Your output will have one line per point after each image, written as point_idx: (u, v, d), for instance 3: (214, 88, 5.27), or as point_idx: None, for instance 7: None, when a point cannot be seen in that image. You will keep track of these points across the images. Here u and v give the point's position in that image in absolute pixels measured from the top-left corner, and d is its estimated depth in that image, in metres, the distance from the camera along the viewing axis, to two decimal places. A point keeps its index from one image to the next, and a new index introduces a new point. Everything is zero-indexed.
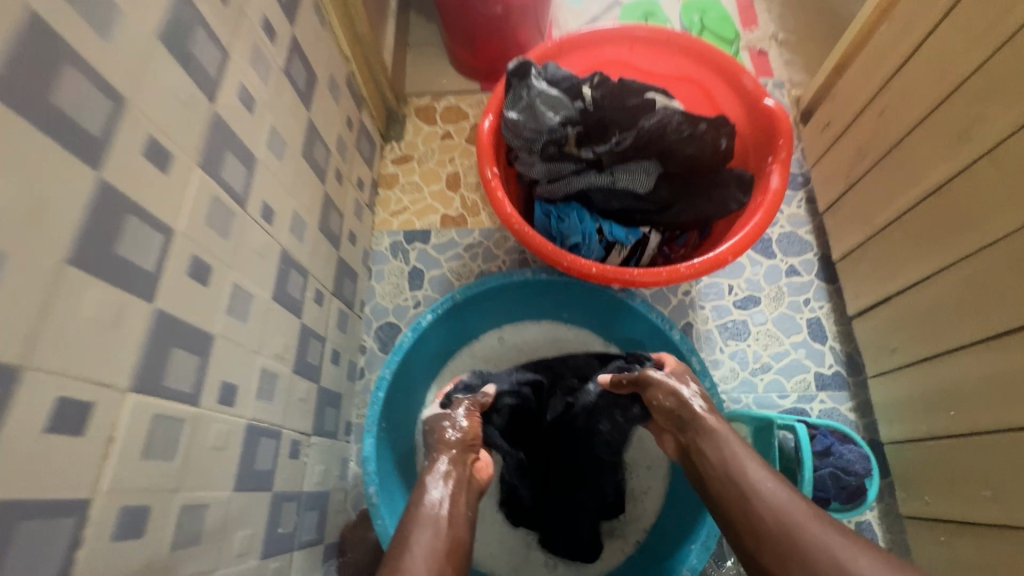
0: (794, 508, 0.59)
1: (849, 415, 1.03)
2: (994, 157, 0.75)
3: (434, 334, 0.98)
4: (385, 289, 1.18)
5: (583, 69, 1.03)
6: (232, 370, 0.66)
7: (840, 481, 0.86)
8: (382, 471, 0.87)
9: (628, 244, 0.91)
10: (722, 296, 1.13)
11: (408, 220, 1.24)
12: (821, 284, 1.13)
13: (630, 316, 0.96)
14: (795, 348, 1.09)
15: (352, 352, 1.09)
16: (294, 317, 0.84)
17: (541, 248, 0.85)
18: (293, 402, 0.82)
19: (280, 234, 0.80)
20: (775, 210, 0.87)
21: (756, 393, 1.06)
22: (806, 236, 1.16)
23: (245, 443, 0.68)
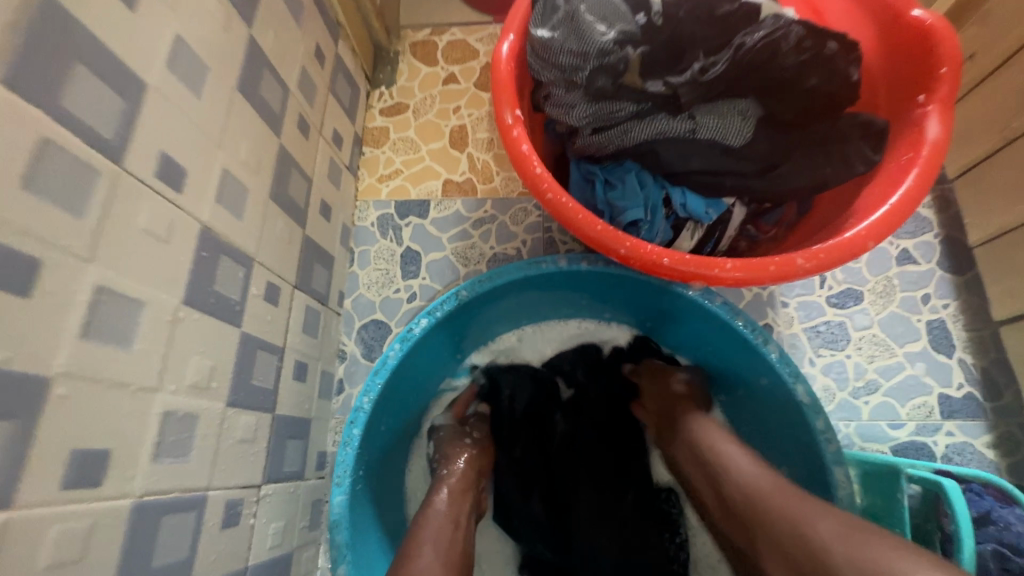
0: (764, 485, 0.52)
1: (986, 454, 0.77)
2: None
3: (430, 345, 0.70)
4: (370, 277, 0.92)
5: None
6: (99, 428, 0.41)
7: (1006, 563, 0.61)
8: (358, 538, 0.63)
9: (706, 223, 0.65)
10: (811, 291, 0.86)
11: (401, 188, 0.97)
12: (946, 275, 0.85)
13: (701, 321, 0.68)
14: (911, 361, 0.82)
15: (327, 360, 0.84)
16: (229, 326, 0.58)
17: (588, 226, 0.57)
18: (227, 447, 0.57)
19: (200, 206, 0.54)
20: (934, 172, 0.58)
21: (859, 421, 0.80)
22: (924, 210, 0.87)
23: (130, 536, 0.44)
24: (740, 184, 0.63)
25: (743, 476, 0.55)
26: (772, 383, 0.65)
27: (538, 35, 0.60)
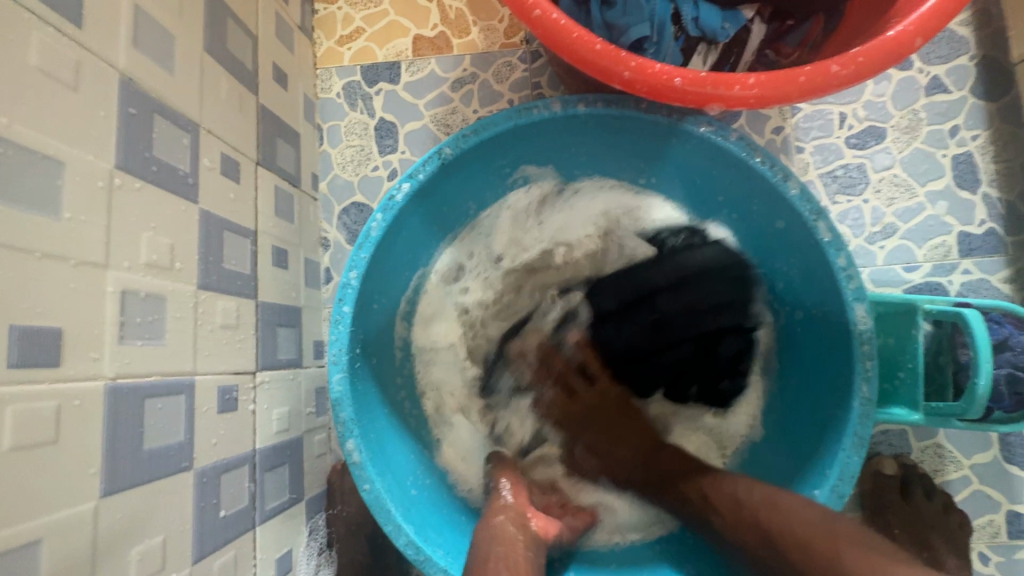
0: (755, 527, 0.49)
1: (1002, 288, 0.74)
2: None
3: (417, 214, 0.64)
4: (344, 156, 0.83)
5: None
6: (37, 303, 0.36)
7: (1018, 386, 0.61)
8: (364, 414, 0.61)
9: (722, 40, 0.56)
10: (829, 131, 0.78)
11: (366, 51, 0.84)
12: (978, 102, 0.77)
13: (714, 168, 0.62)
14: (932, 201, 0.76)
15: (309, 247, 0.78)
16: (183, 200, 0.51)
17: (584, 46, 0.49)
18: (209, 332, 0.53)
19: (111, 49, 0.44)
20: None
21: (873, 267, 0.77)
22: (962, 28, 0.77)
23: (110, 416, 0.40)
24: None
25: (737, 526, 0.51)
26: (790, 224, 0.60)
27: None
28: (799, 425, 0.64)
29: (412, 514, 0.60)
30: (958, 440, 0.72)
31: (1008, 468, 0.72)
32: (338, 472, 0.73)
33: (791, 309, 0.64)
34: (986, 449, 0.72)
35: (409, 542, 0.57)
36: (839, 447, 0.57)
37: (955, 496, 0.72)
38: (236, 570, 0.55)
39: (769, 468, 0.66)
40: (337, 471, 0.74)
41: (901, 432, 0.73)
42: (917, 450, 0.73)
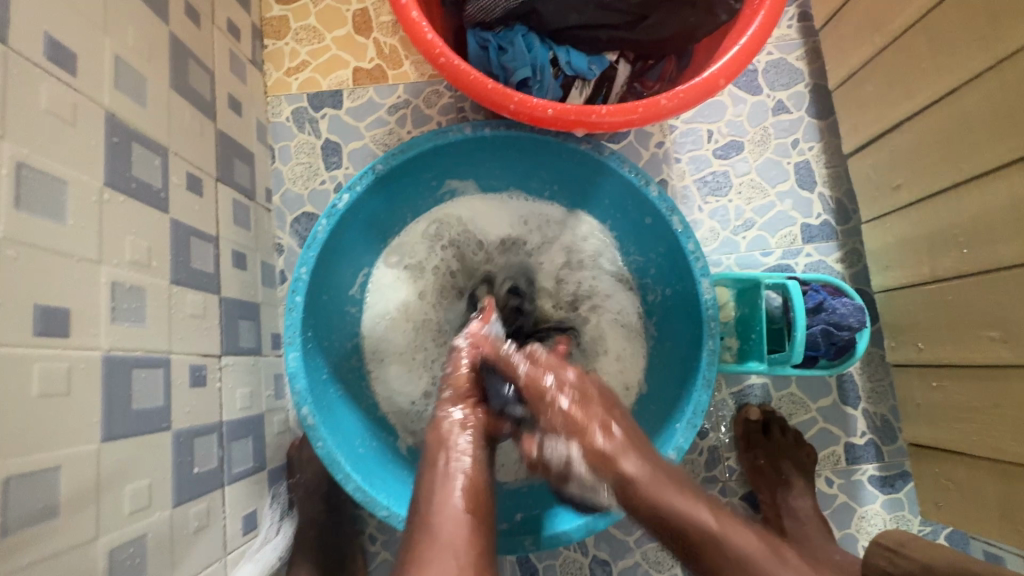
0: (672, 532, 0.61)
1: (835, 267, 0.94)
2: None
3: (358, 217, 0.77)
4: (295, 172, 0.95)
5: None
6: (54, 289, 0.47)
7: (831, 338, 0.78)
8: (315, 387, 0.73)
9: (592, 79, 0.72)
10: (700, 146, 0.96)
11: (312, 80, 0.97)
12: (812, 120, 0.96)
13: (600, 177, 0.78)
14: (781, 199, 0.95)
15: (265, 252, 0.89)
16: (157, 211, 0.62)
17: (476, 84, 0.63)
18: (180, 320, 0.64)
19: (98, 91, 0.56)
20: (779, 13, 0.66)
21: (738, 253, 0.95)
22: (797, 62, 0.97)
23: (107, 379, 0.51)
24: (615, 36, 0.70)
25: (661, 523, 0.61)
26: (655, 220, 0.76)
27: None
28: (674, 380, 0.79)
29: (360, 467, 0.72)
30: (806, 389, 0.90)
31: (845, 409, 0.90)
32: (296, 445, 0.84)
33: (664, 288, 0.81)
34: (827, 395, 0.90)
35: (357, 486, 0.69)
36: (694, 389, 0.73)
37: (805, 433, 0.90)
38: (209, 520, 0.65)
39: (654, 422, 0.80)
40: (296, 445, 0.85)
41: (763, 386, 0.91)
42: (775, 399, 0.91)
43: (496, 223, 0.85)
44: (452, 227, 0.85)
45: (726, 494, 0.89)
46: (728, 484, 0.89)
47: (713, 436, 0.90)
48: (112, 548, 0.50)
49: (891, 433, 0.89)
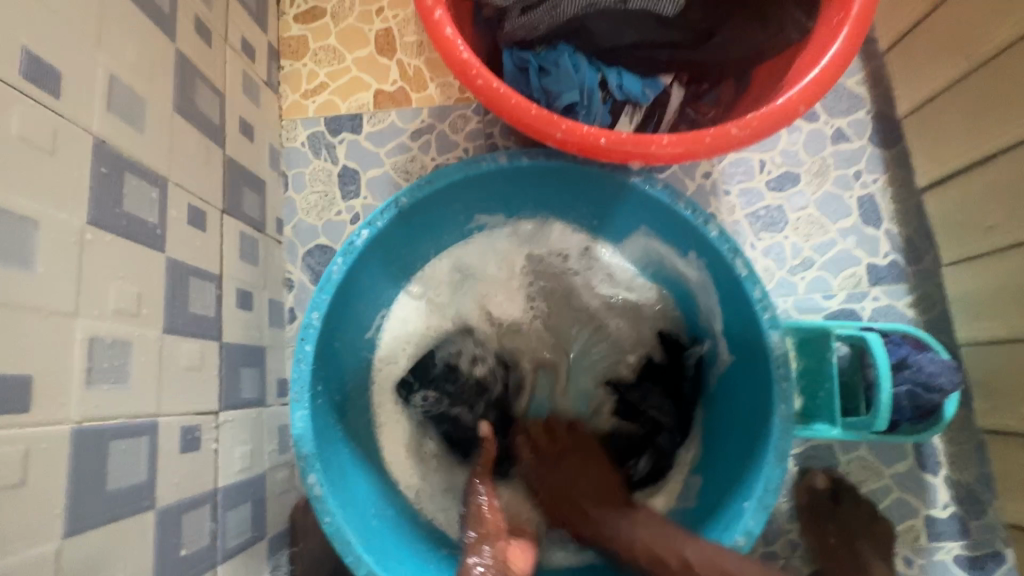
0: None
1: (907, 312, 0.83)
2: None
3: (377, 256, 0.69)
4: (308, 202, 0.87)
5: None
6: (12, 352, 0.39)
7: (917, 401, 0.68)
8: (325, 450, 0.64)
9: (644, 103, 0.64)
10: (751, 176, 0.87)
11: (329, 103, 0.90)
12: (876, 150, 0.87)
13: (646, 211, 0.69)
14: (843, 236, 0.86)
15: (273, 288, 0.81)
16: (151, 250, 0.54)
17: (519, 112, 0.55)
18: (172, 375, 0.55)
19: (86, 114, 0.48)
20: (865, 30, 0.57)
21: (796, 296, 0.85)
22: (858, 86, 0.88)
23: (74, 460, 0.42)
24: (675, 57, 0.62)
25: None
26: (712, 262, 0.67)
27: None
28: (735, 446, 0.69)
29: (373, 546, 0.62)
30: (879, 453, 0.79)
31: (923, 476, 0.79)
32: (301, 509, 0.75)
33: (723, 337, 0.71)
34: (903, 460, 0.79)
35: (369, 571, 0.60)
36: (763, 461, 0.63)
37: (878, 504, 0.79)
38: None
39: (714, 497, 0.69)
40: (300, 508, 0.75)
41: (829, 448, 0.80)
42: (843, 463, 0.79)
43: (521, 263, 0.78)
44: (477, 265, 0.78)
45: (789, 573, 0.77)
46: (790, 561, 0.78)
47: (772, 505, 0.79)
48: None
49: (979, 507, 0.77)
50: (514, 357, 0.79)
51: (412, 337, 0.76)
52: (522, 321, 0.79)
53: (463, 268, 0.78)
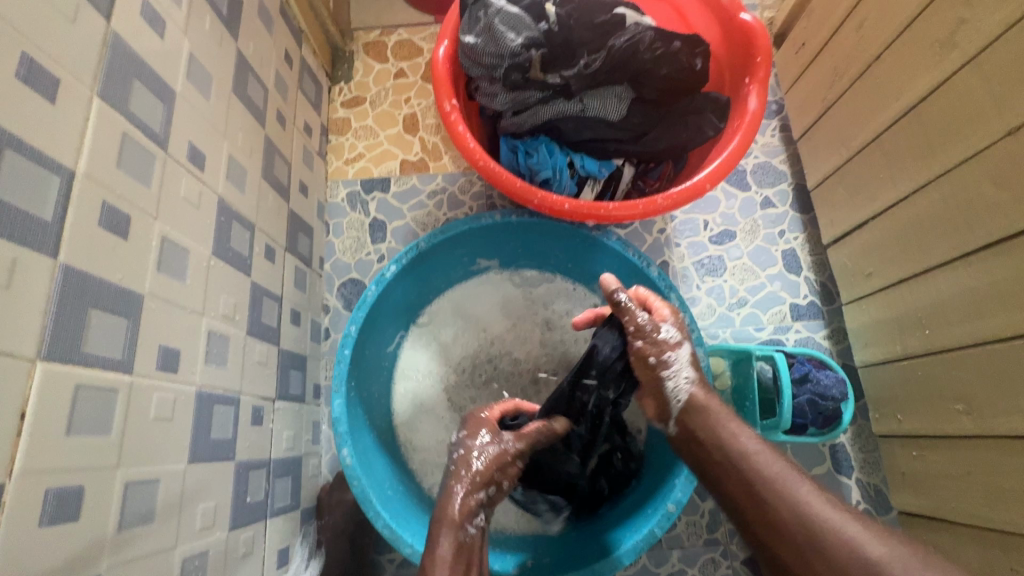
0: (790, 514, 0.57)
1: (822, 343, 1.03)
2: (963, 73, 0.71)
3: (399, 286, 0.91)
4: (345, 244, 1.10)
5: (661, 19, 0.97)
6: (172, 334, 0.60)
7: (817, 407, 0.87)
8: (354, 431, 0.82)
9: (601, 178, 0.86)
10: (697, 233, 1.10)
11: (365, 169, 1.15)
12: (795, 214, 1.10)
13: (604, 256, 0.92)
14: (771, 280, 1.07)
15: (314, 311, 1.02)
16: (243, 274, 0.76)
17: (507, 184, 0.79)
18: (250, 366, 0.76)
19: (215, 182, 0.71)
20: (754, 134, 0.81)
21: (733, 327, 1.06)
22: (780, 165, 1.12)
23: (196, 412, 0.62)
24: (621, 148, 0.85)
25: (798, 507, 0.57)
26: (652, 295, 0.89)
27: (466, 41, 0.80)
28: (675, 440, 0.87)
29: (388, 508, 0.80)
30: (802, 457, 0.96)
31: (839, 478, 0.95)
32: (326, 490, 0.93)
33: None
34: (821, 463, 0.96)
35: (384, 525, 0.77)
36: None
37: None
38: (253, 547, 0.73)
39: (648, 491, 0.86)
40: (326, 489, 0.93)
41: None
42: None
43: (512, 298, 1.01)
44: (477, 300, 1.01)
45: (728, 557, 0.93)
46: (729, 547, 0.93)
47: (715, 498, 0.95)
48: (184, 558, 0.59)
49: (885, 504, 0.93)
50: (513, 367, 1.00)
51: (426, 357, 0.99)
52: (517, 348, 1.00)
53: (472, 304, 1.00)
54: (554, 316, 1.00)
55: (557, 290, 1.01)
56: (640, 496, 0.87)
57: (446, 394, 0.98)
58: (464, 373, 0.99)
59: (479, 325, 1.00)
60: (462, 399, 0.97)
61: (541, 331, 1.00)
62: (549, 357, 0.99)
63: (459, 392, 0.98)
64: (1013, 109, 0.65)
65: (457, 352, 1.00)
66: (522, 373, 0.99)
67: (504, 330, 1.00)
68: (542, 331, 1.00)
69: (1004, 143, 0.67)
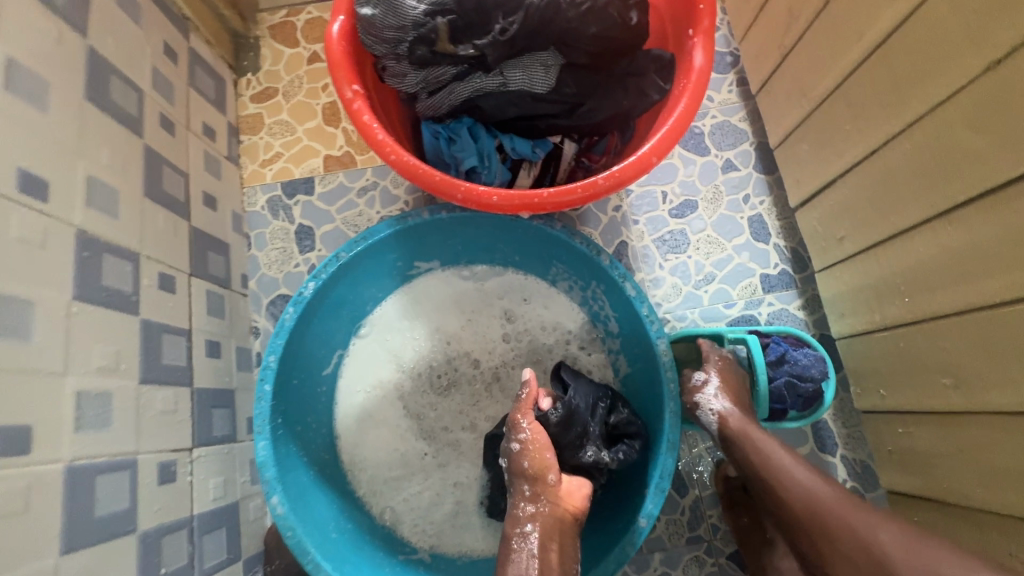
0: (824, 494, 0.60)
1: (797, 314, 0.96)
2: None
3: (324, 303, 0.81)
4: (269, 257, 0.99)
5: None
6: (16, 408, 0.49)
7: (796, 390, 0.80)
8: (285, 474, 0.74)
9: (537, 160, 0.78)
10: (656, 207, 1.01)
11: (284, 170, 1.03)
12: (759, 175, 1.01)
13: (550, 246, 0.83)
14: (738, 252, 0.99)
15: (240, 337, 0.91)
16: (127, 314, 0.66)
17: (425, 179, 0.68)
18: (149, 418, 0.66)
19: (69, 212, 0.60)
20: (702, 94, 0.70)
21: (701, 307, 0.98)
22: (740, 123, 1.03)
23: (70, 491, 0.53)
24: (552, 125, 0.75)
25: (806, 485, 0.61)
26: (607, 285, 0.81)
27: (363, 13, 0.68)
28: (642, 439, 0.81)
29: (331, 554, 0.72)
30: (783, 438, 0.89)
31: (823, 457, 0.88)
32: (272, 532, 0.84)
33: (627, 348, 0.83)
34: (804, 443, 0.89)
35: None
36: (660, 452, 0.73)
37: None
38: None
39: (618, 503, 0.79)
40: (272, 532, 0.85)
41: None
42: None
43: (468, 290, 0.90)
44: (422, 299, 0.90)
45: (713, 554, 0.87)
46: (713, 543, 0.88)
47: (695, 491, 0.89)
48: None
49: (873, 480, 0.86)
50: (482, 360, 0.89)
51: (375, 367, 0.88)
52: (477, 341, 0.89)
53: (419, 305, 0.90)
54: (513, 308, 0.90)
55: (512, 280, 0.90)
56: (613, 506, 0.80)
57: (405, 402, 0.87)
58: (423, 376, 0.88)
59: (429, 323, 0.89)
60: (422, 404, 0.87)
61: (503, 323, 0.90)
62: (515, 352, 0.89)
63: (416, 398, 0.87)
64: (991, 41, 0.56)
65: (412, 355, 0.89)
66: (484, 374, 0.88)
67: (461, 325, 0.89)
68: (507, 328, 0.89)
69: (982, 81, 0.58)
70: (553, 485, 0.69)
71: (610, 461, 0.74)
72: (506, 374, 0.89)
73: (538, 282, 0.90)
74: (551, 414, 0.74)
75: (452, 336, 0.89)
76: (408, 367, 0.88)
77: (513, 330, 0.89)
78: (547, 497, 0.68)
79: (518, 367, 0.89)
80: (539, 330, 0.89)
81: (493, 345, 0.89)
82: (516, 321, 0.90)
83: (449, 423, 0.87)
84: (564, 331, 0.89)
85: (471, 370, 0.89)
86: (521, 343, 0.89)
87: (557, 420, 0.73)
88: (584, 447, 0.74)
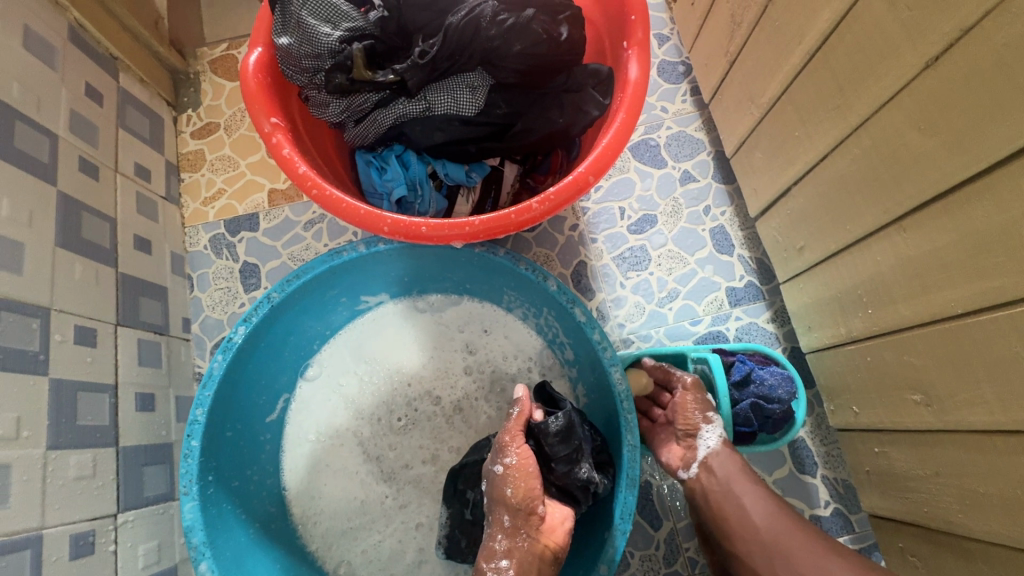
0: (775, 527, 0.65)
1: (766, 327, 0.92)
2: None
3: (260, 347, 0.76)
4: (213, 299, 0.95)
5: None
6: None
7: (762, 412, 0.75)
8: (216, 537, 0.69)
9: (473, 185, 0.76)
10: (614, 223, 0.97)
11: (228, 207, 0.99)
12: (719, 185, 0.98)
13: (498, 273, 0.79)
14: (701, 265, 0.95)
15: (181, 385, 0.86)
16: (31, 376, 0.61)
17: (348, 212, 0.64)
18: (59, 487, 0.61)
19: None
20: (639, 109, 0.66)
21: (667, 325, 0.93)
22: (696, 133, 1.00)
23: None
24: (483, 148, 0.72)
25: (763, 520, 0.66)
26: (557, 311, 0.76)
27: (279, 42, 0.65)
28: None
29: None
30: (761, 463, 0.83)
31: (803, 479, 0.83)
32: None
33: (585, 376, 0.79)
34: (783, 465, 0.83)
35: None
36: (619, 489, 0.68)
37: None
38: None
39: (580, 544, 0.74)
40: None
41: None
42: None
43: (420, 322, 0.86)
44: (371, 334, 0.86)
45: None
46: None
47: (670, 523, 0.84)
48: None
49: (856, 501, 0.81)
50: (438, 396, 0.84)
51: (323, 410, 0.83)
52: (433, 376, 0.84)
53: (368, 341, 0.86)
54: (469, 339, 0.85)
55: (467, 309, 0.86)
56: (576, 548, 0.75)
57: (359, 446, 0.82)
58: (375, 418, 0.83)
59: (378, 358, 0.85)
60: (378, 450, 0.82)
61: (460, 354, 0.85)
62: (479, 385, 0.84)
63: (371, 440, 0.82)
64: (924, 39, 0.53)
65: (361, 395, 0.84)
66: (447, 410, 0.84)
67: (413, 360, 0.85)
68: (463, 359, 0.85)
69: (921, 80, 0.55)
70: (537, 518, 0.65)
71: (601, 484, 0.68)
72: (463, 407, 0.84)
73: (494, 310, 0.85)
74: (550, 423, 0.68)
75: (405, 372, 0.85)
76: (359, 408, 0.83)
77: (468, 362, 0.85)
78: (527, 531, 0.64)
79: (482, 401, 0.84)
80: (498, 359, 0.85)
81: (449, 379, 0.85)
82: (473, 352, 0.85)
83: (408, 460, 0.82)
84: (520, 360, 0.84)
85: (426, 407, 0.84)
86: (486, 376, 0.84)
87: (556, 430, 0.67)
88: (577, 463, 0.67)
